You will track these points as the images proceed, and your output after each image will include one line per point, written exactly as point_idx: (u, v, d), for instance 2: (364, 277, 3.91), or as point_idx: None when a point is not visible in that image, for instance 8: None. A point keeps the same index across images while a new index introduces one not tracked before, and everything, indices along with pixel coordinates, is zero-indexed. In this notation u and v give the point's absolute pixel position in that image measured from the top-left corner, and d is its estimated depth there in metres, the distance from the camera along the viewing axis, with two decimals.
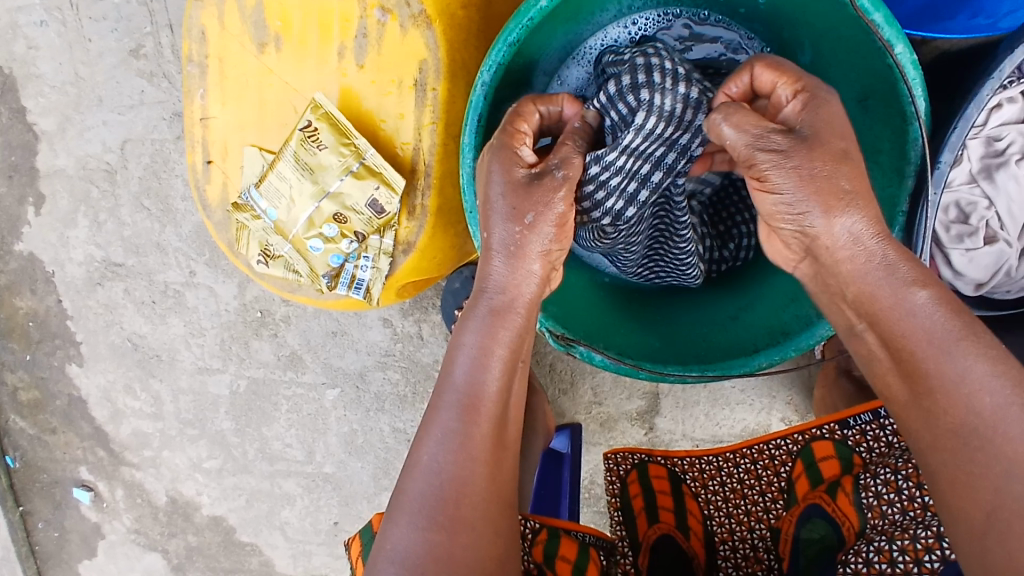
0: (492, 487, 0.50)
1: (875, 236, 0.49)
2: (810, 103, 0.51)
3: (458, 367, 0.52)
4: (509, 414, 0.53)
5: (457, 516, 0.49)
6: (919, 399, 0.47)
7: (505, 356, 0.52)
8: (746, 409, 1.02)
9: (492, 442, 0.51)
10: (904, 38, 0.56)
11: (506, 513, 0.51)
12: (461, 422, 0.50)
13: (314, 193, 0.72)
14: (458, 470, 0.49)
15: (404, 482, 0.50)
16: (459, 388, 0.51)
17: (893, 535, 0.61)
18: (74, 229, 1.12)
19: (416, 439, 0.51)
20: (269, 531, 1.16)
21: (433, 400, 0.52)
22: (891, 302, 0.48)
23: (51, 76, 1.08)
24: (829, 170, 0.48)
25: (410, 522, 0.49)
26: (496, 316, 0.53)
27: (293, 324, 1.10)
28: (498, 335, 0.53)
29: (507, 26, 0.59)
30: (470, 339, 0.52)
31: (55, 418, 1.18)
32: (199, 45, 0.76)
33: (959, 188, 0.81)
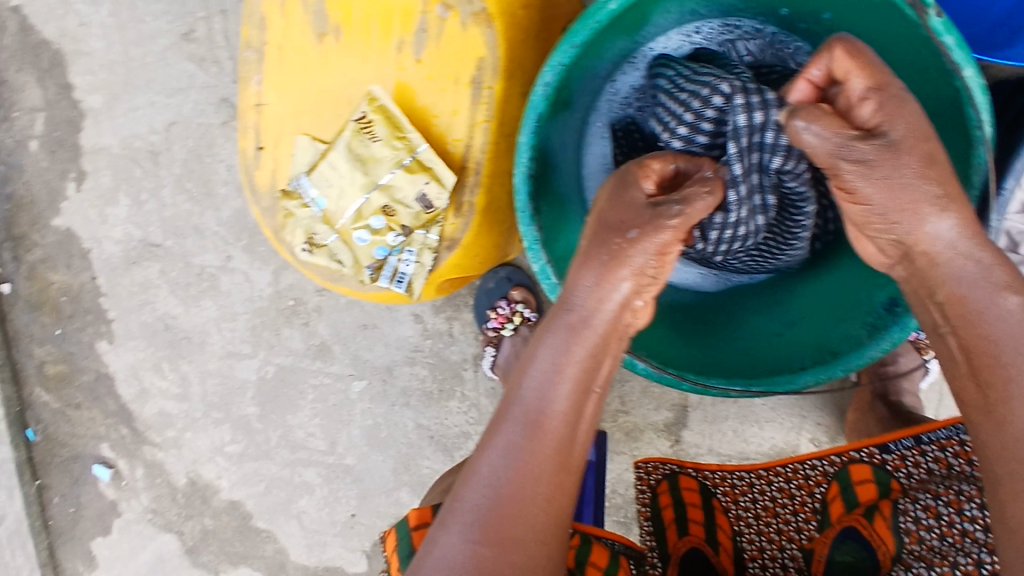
0: (547, 508, 0.51)
1: (974, 238, 0.49)
2: (884, 106, 0.51)
3: (528, 383, 0.53)
4: (576, 435, 0.53)
5: (509, 531, 0.49)
6: (991, 406, 0.46)
7: (576, 378, 0.53)
8: (775, 427, 1.02)
9: (554, 463, 0.51)
10: (973, 61, 0.56)
11: (559, 535, 0.52)
12: (524, 437, 0.51)
13: (365, 185, 0.72)
14: (516, 486, 0.50)
15: (460, 490, 0.52)
16: (526, 404, 0.52)
17: (931, 562, 0.59)
18: (114, 208, 1.13)
19: (478, 447, 0.53)
20: (286, 519, 1.16)
21: (499, 411, 0.54)
22: (983, 305, 0.48)
23: (101, 55, 1.10)
24: (914, 179, 0.49)
25: (461, 531, 0.50)
26: (574, 333, 0.54)
27: (325, 314, 1.11)
28: (573, 354, 0.53)
29: (573, 28, 0.59)
30: (545, 354, 0.53)
31: (81, 393, 1.19)
32: (258, 31, 0.76)
33: (1012, 218, 0.79)
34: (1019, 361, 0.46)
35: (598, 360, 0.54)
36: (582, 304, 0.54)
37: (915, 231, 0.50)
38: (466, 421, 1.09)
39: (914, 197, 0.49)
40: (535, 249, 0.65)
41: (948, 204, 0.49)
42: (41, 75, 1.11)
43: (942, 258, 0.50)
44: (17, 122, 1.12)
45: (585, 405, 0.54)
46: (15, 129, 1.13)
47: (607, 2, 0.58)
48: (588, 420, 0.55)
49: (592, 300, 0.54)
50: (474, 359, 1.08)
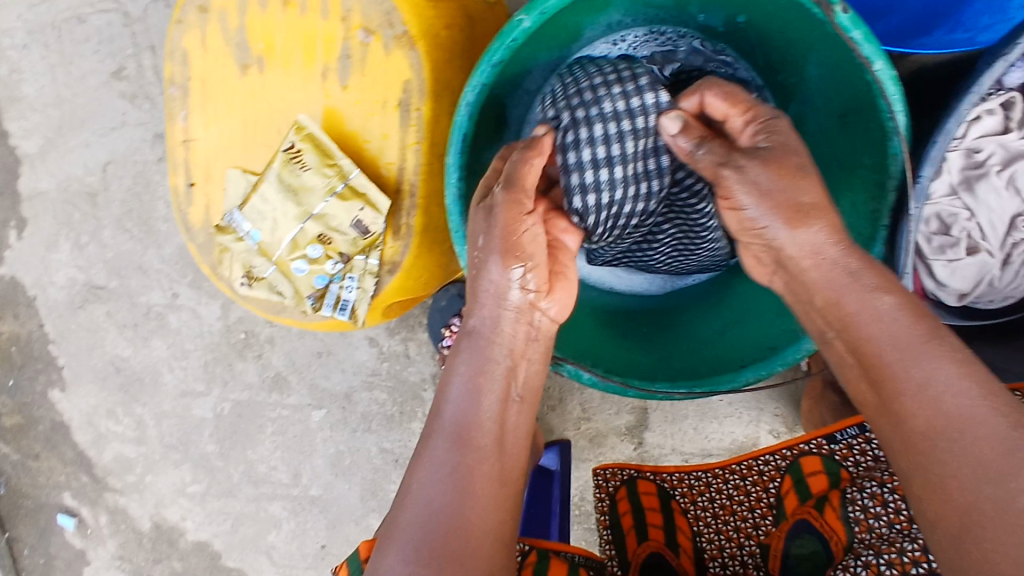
0: (486, 523, 0.50)
1: (838, 245, 0.53)
2: (760, 128, 0.59)
3: (450, 402, 0.55)
4: (505, 449, 0.54)
5: (447, 548, 0.48)
6: (887, 403, 0.47)
7: (495, 390, 0.55)
8: (734, 422, 1.03)
9: (486, 477, 0.52)
10: (883, 54, 0.56)
11: (503, 553, 0.50)
12: (453, 453, 0.52)
13: (298, 215, 0.72)
14: (450, 502, 0.50)
15: (395, 518, 0.51)
16: (452, 421, 0.53)
17: (880, 548, 0.61)
18: (55, 252, 1.10)
19: (409, 472, 0.53)
20: (255, 556, 1.14)
21: (426, 435, 0.54)
22: (856, 310, 0.50)
23: (32, 98, 1.08)
24: (789, 186, 0.54)
25: (399, 556, 0.48)
26: (486, 349, 0.57)
27: (279, 344, 1.09)
28: (487, 368, 0.56)
29: (491, 46, 0.59)
30: (462, 371, 0.56)
31: (38, 444, 1.16)
32: (181, 67, 0.75)
33: (940, 200, 0.82)
34: (899, 356, 0.47)
35: (513, 371, 0.57)
36: (481, 322, 0.57)
37: (786, 239, 0.55)
38: None
39: (786, 201, 0.54)
40: None
41: (816, 211, 0.54)
42: None
43: (806, 263, 0.54)
44: None
45: (509, 417, 0.56)
46: None
47: (521, 19, 0.58)
48: (517, 433, 0.56)
49: (491, 313, 0.57)
50: (433, 378, 1.08)
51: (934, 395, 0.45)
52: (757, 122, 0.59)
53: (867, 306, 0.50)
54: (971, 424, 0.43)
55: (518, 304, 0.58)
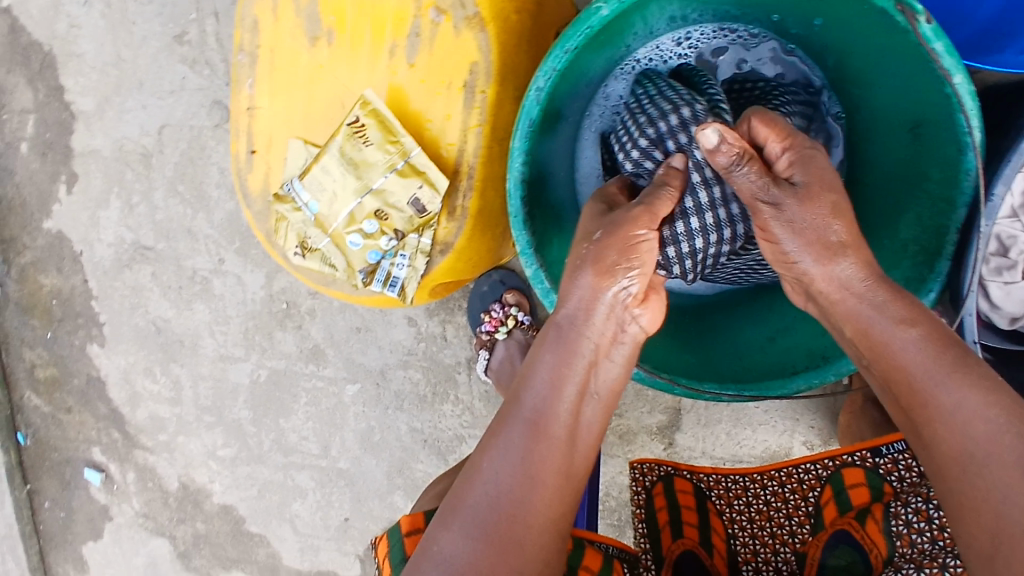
0: (546, 511, 0.52)
1: (866, 280, 0.53)
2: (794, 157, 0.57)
3: (531, 390, 0.56)
4: (576, 443, 0.55)
5: (509, 531, 0.50)
6: (919, 428, 0.49)
7: (576, 383, 0.56)
8: (768, 430, 1.02)
9: (554, 467, 0.53)
10: (964, 68, 0.55)
11: (557, 539, 0.53)
12: (527, 440, 0.53)
13: (358, 188, 0.72)
14: (517, 487, 0.52)
15: (462, 492, 0.53)
16: (530, 408, 0.55)
17: (921, 564, 0.60)
18: (106, 210, 1.12)
19: (478, 450, 0.54)
20: (279, 523, 1.16)
21: (500, 417, 0.56)
22: (885, 338, 0.51)
23: (93, 57, 1.09)
24: (819, 224, 0.54)
25: (461, 530, 0.51)
26: (571, 344, 0.57)
27: (318, 317, 1.10)
28: (571, 362, 0.56)
29: (566, 33, 0.59)
30: (545, 362, 0.56)
31: (71, 398, 1.18)
32: (251, 34, 0.76)
33: (1000, 222, 0.80)
34: (924, 383, 0.48)
35: (594, 367, 0.57)
36: (571, 315, 0.58)
37: (817, 274, 0.55)
38: (460, 424, 1.09)
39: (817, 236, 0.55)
40: (528, 253, 0.65)
41: (846, 250, 0.54)
42: (33, 78, 1.11)
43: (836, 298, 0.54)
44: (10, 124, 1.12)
45: (586, 412, 0.57)
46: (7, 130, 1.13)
47: (599, 8, 0.58)
48: (590, 428, 0.57)
49: (583, 304, 0.57)
50: (468, 362, 1.08)
51: (960, 421, 0.46)
52: (793, 151, 0.57)
53: (888, 334, 0.51)
54: (999, 446, 0.45)
55: (608, 297, 0.57)
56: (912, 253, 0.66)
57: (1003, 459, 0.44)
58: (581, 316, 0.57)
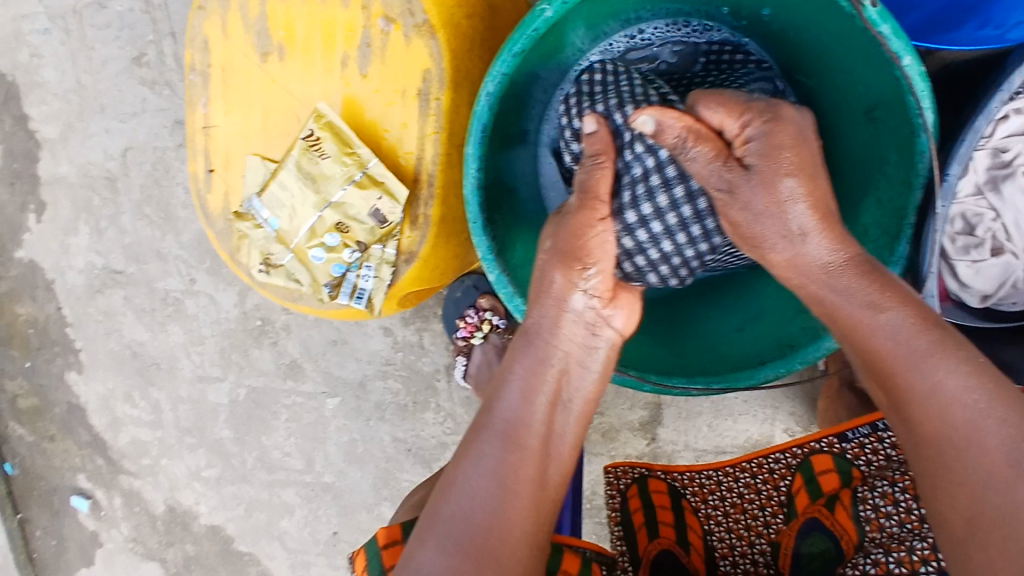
0: (525, 524, 0.51)
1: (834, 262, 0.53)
2: (753, 137, 0.55)
3: (503, 400, 0.55)
4: (551, 452, 0.55)
5: (484, 544, 0.49)
6: (897, 409, 0.48)
7: (547, 392, 0.56)
8: (749, 420, 1.02)
9: (530, 478, 0.52)
10: (913, 49, 0.56)
11: (536, 555, 0.51)
12: (501, 451, 0.52)
13: (317, 202, 0.72)
14: (493, 499, 0.50)
15: (437, 508, 0.51)
16: (502, 419, 0.54)
17: (889, 547, 0.60)
18: (74, 236, 1.11)
19: (453, 464, 0.53)
20: (268, 541, 1.15)
21: (474, 430, 0.55)
22: (859, 320, 0.50)
23: (54, 84, 1.08)
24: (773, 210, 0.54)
25: (438, 545, 0.49)
26: (542, 354, 0.57)
27: (295, 332, 1.10)
28: (543, 372, 0.56)
29: (513, 37, 0.59)
30: (517, 373, 0.56)
31: (54, 426, 1.17)
32: (201, 53, 0.75)
33: (965, 200, 0.80)
34: (902, 363, 0.47)
35: (564, 375, 0.57)
36: (540, 323, 0.58)
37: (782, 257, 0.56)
38: (442, 431, 1.09)
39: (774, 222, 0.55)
40: (490, 259, 0.64)
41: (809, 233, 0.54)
42: None
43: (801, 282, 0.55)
44: None
45: (560, 420, 0.56)
46: None
47: (543, 9, 0.58)
48: (564, 440, 0.56)
49: (552, 311, 0.59)
50: (447, 369, 1.08)
51: (939, 402, 0.45)
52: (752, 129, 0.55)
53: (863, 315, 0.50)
54: (979, 428, 0.44)
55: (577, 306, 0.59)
56: (874, 237, 0.66)
57: (980, 440, 0.44)
58: (549, 321, 0.58)
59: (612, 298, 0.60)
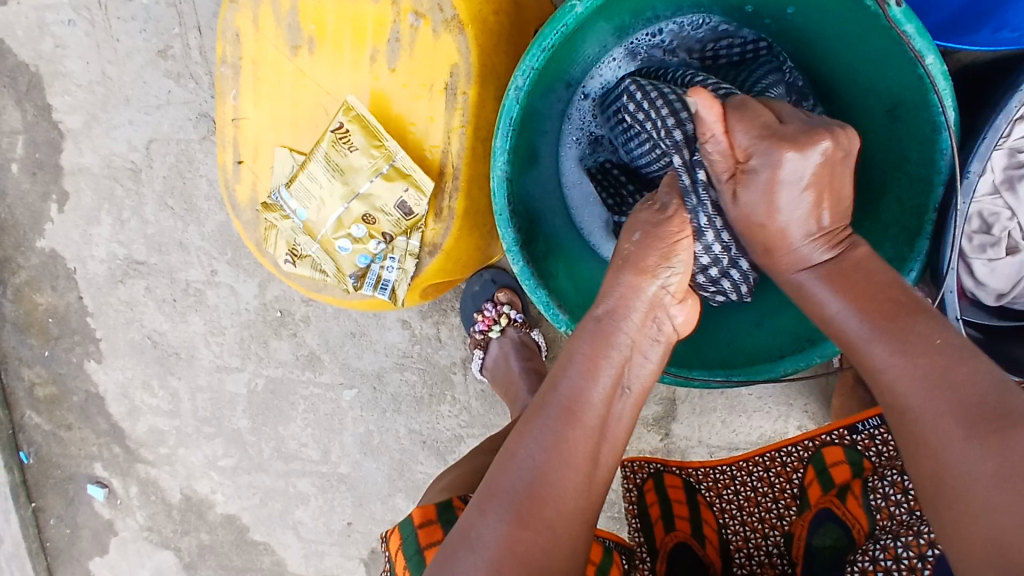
0: (579, 497, 0.51)
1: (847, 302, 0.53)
2: None
3: (566, 376, 0.54)
4: (608, 433, 0.54)
5: (540, 515, 0.49)
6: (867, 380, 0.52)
7: (610, 375, 0.54)
8: (763, 416, 1.03)
9: (586, 456, 0.52)
10: (936, 49, 0.56)
11: (585, 529, 0.52)
12: (560, 426, 0.52)
13: (344, 194, 0.73)
14: (551, 471, 0.50)
15: (498, 476, 0.52)
16: (564, 395, 0.53)
17: (898, 533, 0.61)
18: (97, 226, 1.13)
19: (513, 435, 0.53)
20: (282, 530, 1.17)
21: (534, 403, 0.54)
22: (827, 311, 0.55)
23: (77, 74, 1.09)
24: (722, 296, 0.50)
25: (498, 513, 0.50)
26: (604, 335, 0.55)
27: (313, 324, 1.11)
28: (606, 353, 0.55)
29: (543, 32, 0.60)
30: (580, 352, 0.55)
31: (72, 414, 1.19)
32: (232, 46, 0.77)
33: (982, 199, 0.81)
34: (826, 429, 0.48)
35: (628, 362, 0.55)
36: (612, 309, 0.56)
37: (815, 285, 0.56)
38: (458, 424, 1.10)
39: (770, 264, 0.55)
40: (515, 251, 0.65)
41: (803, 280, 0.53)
42: (20, 98, 1.11)
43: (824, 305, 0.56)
44: None
45: (618, 406, 0.55)
46: None
47: (574, 6, 0.59)
48: (620, 423, 0.55)
49: (623, 295, 0.56)
50: (463, 362, 1.09)
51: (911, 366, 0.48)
52: None
53: (813, 278, 0.56)
54: (953, 378, 0.46)
55: (648, 293, 0.56)
56: (893, 233, 0.67)
57: (942, 410, 0.46)
58: (620, 308, 0.56)
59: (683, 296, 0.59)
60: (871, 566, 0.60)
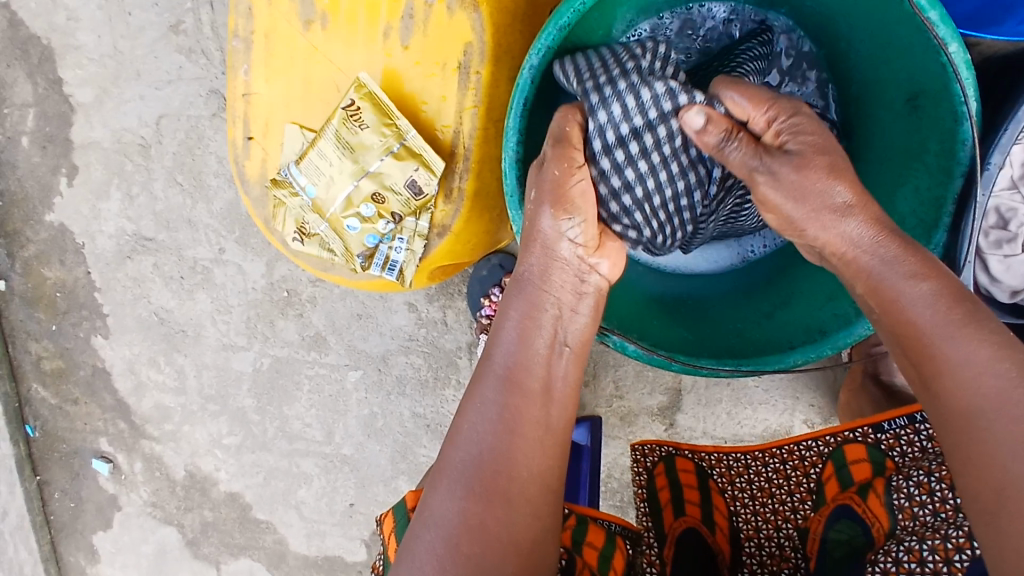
0: (533, 463, 0.53)
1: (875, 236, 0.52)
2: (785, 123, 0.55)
3: (502, 345, 0.57)
4: (554, 395, 0.56)
5: (495, 487, 0.51)
6: (926, 384, 0.47)
7: (542, 335, 0.57)
8: (769, 409, 1.02)
9: (535, 421, 0.54)
10: (959, 36, 0.55)
11: (547, 494, 0.54)
12: (503, 395, 0.54)
13: (354, 172, 0.73)
14: (496, 443, 0.53)
15: (448, 452, 0.54)
16: (500, 364, 0.56)
17: (923, 535, 0.60)
18: (106, 202, 1.13)
19: (461, 409, 0.56)
20: (284, 510, 1.17)
21: (478, 374, 0.57)
22: (895, 291, 0.50)
23: (89, 48, 1.08)
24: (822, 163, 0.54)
25: (450, 489, 0.52)
26: (533, 299, 0.58)
27: (320, 305, 1.11)
28: (536, 316, 0.57)
29: (559, 9, 0.59)
30: (511, 318, 0.57)
31: (78, 389, 1.19)
32: (245, 20, 0.76)
33: (999, 193, 0.79)
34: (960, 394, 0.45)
35: (560, 321, 0.58)
36: (530, 272, 0.59)
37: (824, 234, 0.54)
38: None
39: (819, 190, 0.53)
40: (524, 233, 0.65)
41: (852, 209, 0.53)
42: (31, 71, 1.10)
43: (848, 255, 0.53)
44: (9, 118, 1.12)
45: (560, 364, 0.57)
46: (5, 124, 1.12)
47: None
48: (566, 381, 0.57)
49: (541, 260, 0.59)
50: (468, 347, 1.09)
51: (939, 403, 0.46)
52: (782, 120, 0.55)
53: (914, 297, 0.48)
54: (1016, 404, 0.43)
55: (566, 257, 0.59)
56: (909, 226, 0.66)
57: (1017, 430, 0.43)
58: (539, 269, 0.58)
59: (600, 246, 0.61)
60: (894, 566, 0.59)
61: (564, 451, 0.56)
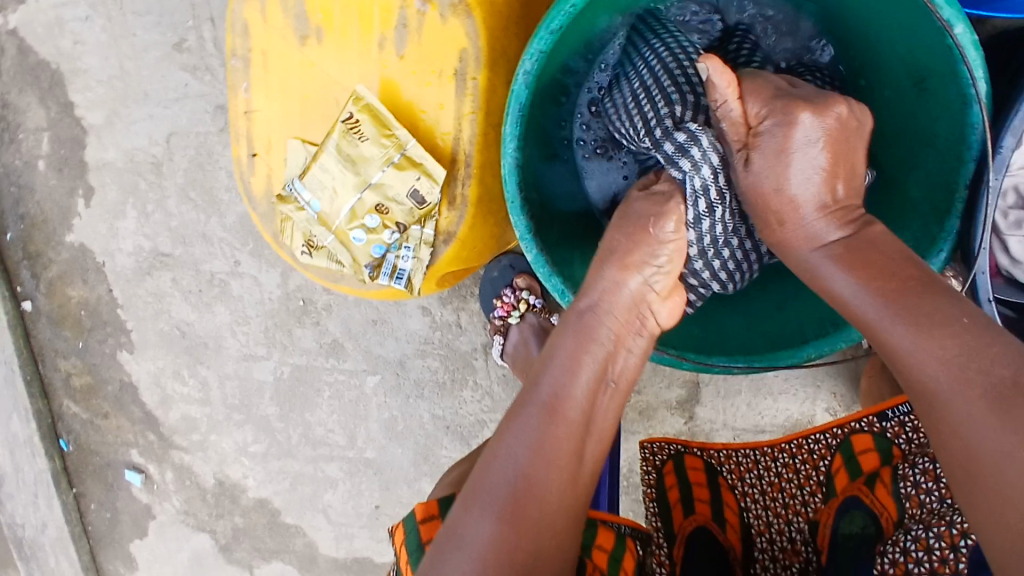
0: (565, 492, 0.53)
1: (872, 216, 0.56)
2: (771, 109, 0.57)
3: (549, 372, 0.56)
4: (593, 428, 0.56)
5: (525, 512, 0.51)
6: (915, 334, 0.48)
7: (593, 368, 0.57)
8: (789, 399, 1.01)
9: (572, 449, 0.54)
10: (965, 16, 0.53)
11: (572, 523, 0.54)
12: (544, 421, 0.54)
13: (357, 184, 0.73)
14: (532, 469, 0.52)
15: (480, 476, 0.53)
16: (546, 390, 0.55)
17: (930, 523, 0.59)
18: (122, 220, 1.15)
19: (498, 433, 0.55)
20: (313, 514, 1.19)
21: (517, 402, 0.56)
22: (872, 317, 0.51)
23: (97, 70, 1.10)
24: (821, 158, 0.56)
25: (480, 512, 0.51)
26: (583, 337, 0.58)
27: (335, 312, 1.12)
28: (584, 353, 0.57)
29: (550, 12, 0.58)
30: (559, 353, 0.57)
31: (107, 403, 1.22)
32: (242, 38, 0.76)
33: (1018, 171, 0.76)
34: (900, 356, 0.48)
35: (610, 357, 0.58)
36: (591, 304, 0.60)
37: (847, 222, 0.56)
38: (480, 409, 1.10)
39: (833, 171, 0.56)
40: (527, 238, 0.64)
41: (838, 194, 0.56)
42: (43, 96, 1.12)
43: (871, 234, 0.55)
44: (24, 143, 1.14)
45: (602, 400, 0.57)
46: (22, 150, 1.14)
47: None
48: (606, 416, 0.57)
49: (603, 292, 0.60)
50: (484, 348, 1.09)
51: (920, 353, 0.47)
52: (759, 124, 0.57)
53: (828, 258, 0.55)
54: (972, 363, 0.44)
55: (631, 288, 0.59)
56: (922, 211, 0.64)
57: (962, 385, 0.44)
58: (603, 302, 0.59)
59: (668, 294, 0.62)
60: (901, 557, 0.59)
61: (595, 484, 0.56)
